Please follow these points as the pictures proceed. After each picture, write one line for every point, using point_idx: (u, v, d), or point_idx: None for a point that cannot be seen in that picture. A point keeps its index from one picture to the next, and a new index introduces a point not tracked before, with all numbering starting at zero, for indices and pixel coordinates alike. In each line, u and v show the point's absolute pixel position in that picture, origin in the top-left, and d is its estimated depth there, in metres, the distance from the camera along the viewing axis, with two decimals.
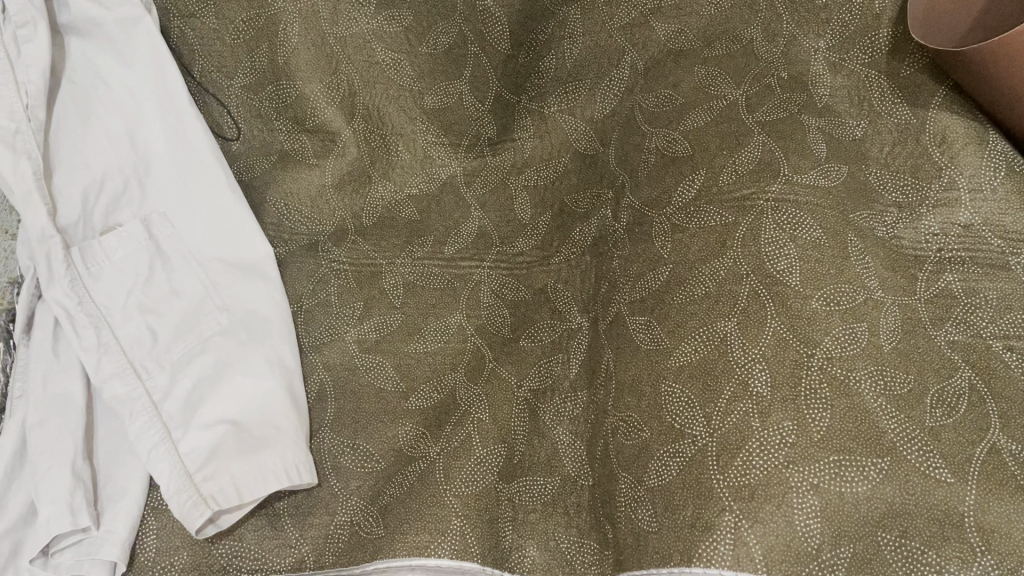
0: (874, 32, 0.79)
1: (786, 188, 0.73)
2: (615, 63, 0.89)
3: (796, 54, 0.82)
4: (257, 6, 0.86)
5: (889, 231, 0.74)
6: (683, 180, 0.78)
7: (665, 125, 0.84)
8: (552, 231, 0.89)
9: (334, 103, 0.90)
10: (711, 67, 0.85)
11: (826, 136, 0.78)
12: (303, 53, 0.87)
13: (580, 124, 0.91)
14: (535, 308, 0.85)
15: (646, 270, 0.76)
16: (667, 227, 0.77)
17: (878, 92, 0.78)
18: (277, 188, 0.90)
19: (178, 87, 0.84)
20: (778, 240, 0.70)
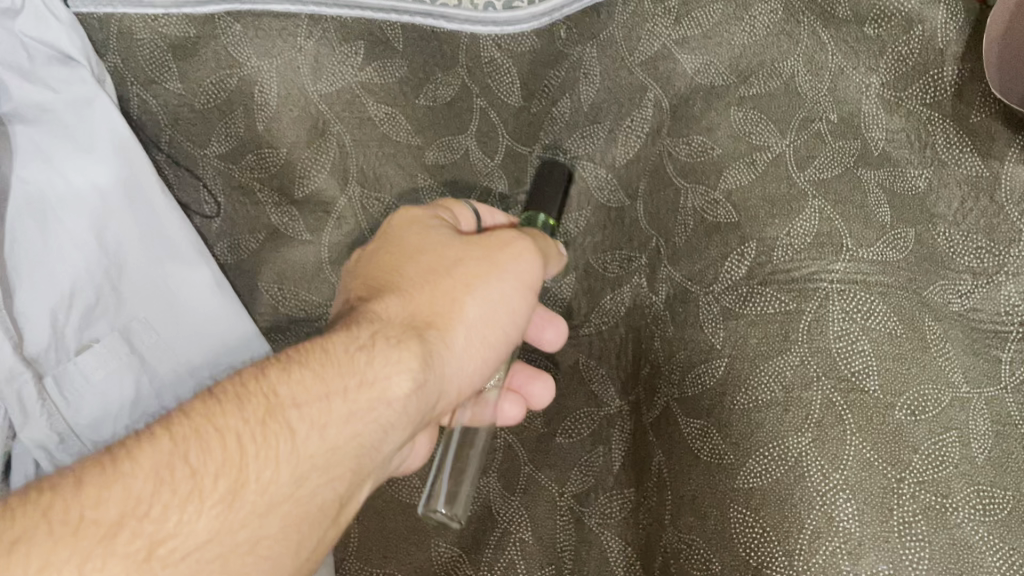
0: (938, 69, 0.69)
1: (852, 266, 0.65)
2: (637, 101, 0.79)
3: (845, 91, 0.72)
4: (227, 66, 0.76)
5: (966, 305, 0.67)
6: (731, 254, 0.70)
7: (699, 180, 0.75)
8: (579, 295, 0.80)
9: (326, 169, 0.79)
10: (749, 109, 0.74)
11: (887, 192, 0.69)
12: (285, 117, 0.78)
13: (600, 171, 0.81)
14: (569, 391, 0.76)
15: (697, 360, 0.68)
16: (717, 311, 0.68)
17: (942, 139, 0.69)
18: (269, 272, 0.81)
19: (142, 171, 0.73)
20: (849, 333, 0.63)
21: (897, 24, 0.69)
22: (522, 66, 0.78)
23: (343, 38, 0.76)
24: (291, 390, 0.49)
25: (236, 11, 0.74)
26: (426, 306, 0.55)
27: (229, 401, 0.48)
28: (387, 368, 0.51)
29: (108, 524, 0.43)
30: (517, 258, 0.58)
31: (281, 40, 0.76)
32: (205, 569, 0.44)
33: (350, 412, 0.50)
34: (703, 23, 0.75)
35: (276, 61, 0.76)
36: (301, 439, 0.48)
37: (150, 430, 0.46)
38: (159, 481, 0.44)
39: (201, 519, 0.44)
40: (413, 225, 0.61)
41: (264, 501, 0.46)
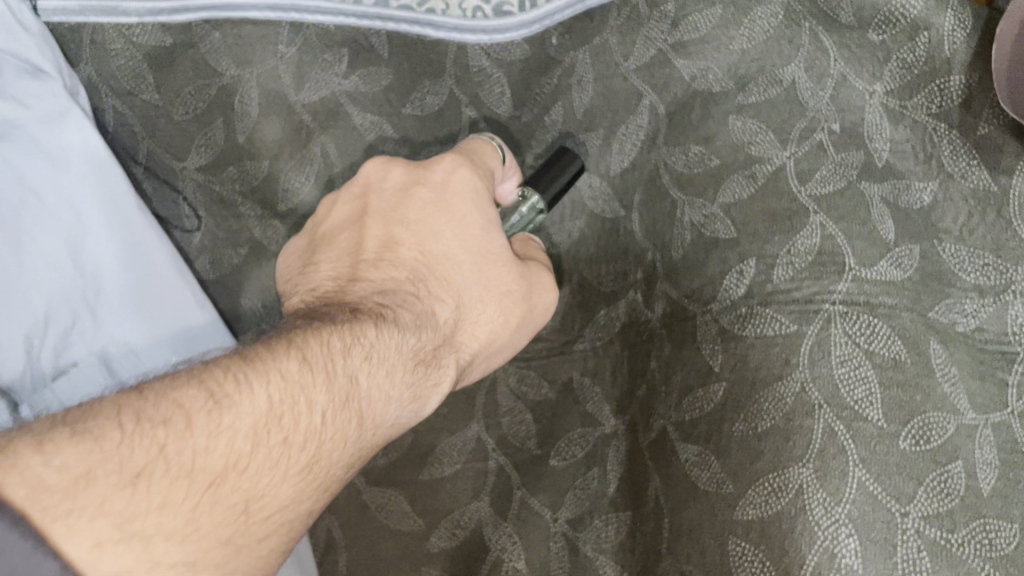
0: (944, 78, 0.67)
1: (854, 286, 0.63)
2: (632, 107, 0.76)
3: (847, 100, 0.69)
4: (204, 75, 0.73)
5: (973, 325, 0.64)
6: (731, 272, 0.67)
7: (697, 192, 0.72)
8: (572, 310, 0.78)
9: (310, 181, 0.76)
10: (749, 118, 0.72)
11: (891, 207, 0.67)
12: (267, 129, 0.75)
13: (594, 180, 0.79)
14: (562, 409, 0.75)
15: (695, 384, 0.66)
16: (714, 332, 0.66)
17: (948, 150, 0.67)
18: (252, 289, 0.78)
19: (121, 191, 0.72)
20: (852, 358, 0.61)
21: (902, 30, 0.68)
22: (512, 74, 0.75)
23: (327, 45, 0.73)
24: (369, 381, 0.53)
25: (214, 19, 0.71)
26: (467, 323, 0.65)
27: (318, 375, 0.50)
28: (431, 384, 0.60)
29: (215, 473, 0.42)
30: (547, 302, 0.70)
31: (262, 47, 0.73)
32: (277, 535, 0.46)
33: (399, 414, 0.56)
34: (701, 28, 0.73)
35: (257, 70, 0.73)
36: (354, 431, 0.52)
37: (245, 383, 0.46)
38: (259, 438, 0.45)
39: (285, 483, 0.46)
40: (476, 198, 0.67)
41: (323, 478, 0.49)
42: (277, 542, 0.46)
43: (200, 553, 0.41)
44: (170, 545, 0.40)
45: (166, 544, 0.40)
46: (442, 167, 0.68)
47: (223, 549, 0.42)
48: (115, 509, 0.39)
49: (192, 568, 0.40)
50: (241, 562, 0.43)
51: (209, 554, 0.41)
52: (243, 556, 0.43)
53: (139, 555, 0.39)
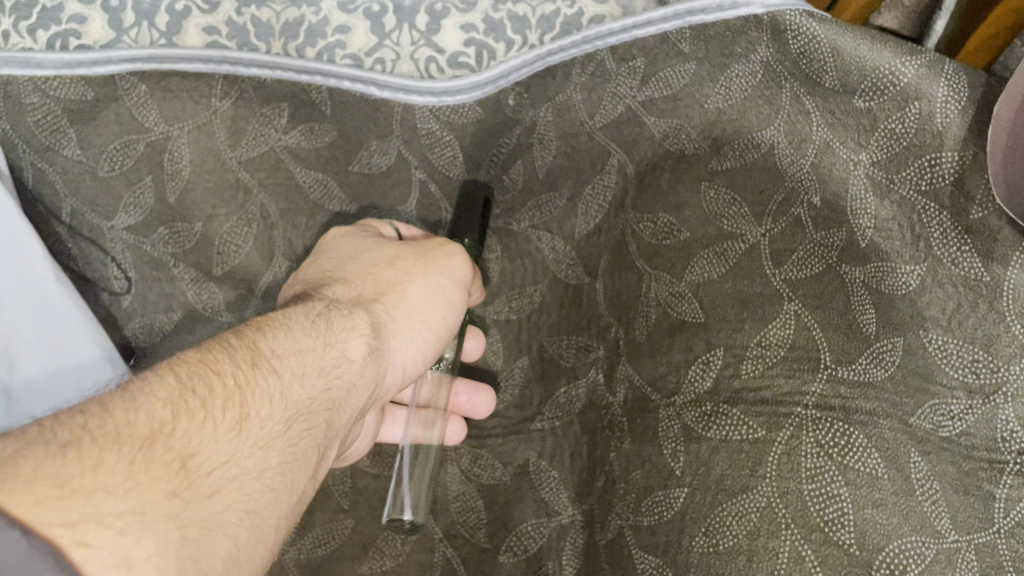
0: (935, 153, 0.59)
1: (828, 388, 0.58)
2: (598, 167, 0.71)
3: (829, 169, 0.63)
4: (131, 131, 0.67)
5: (958, 428, 0.58)
6: (695, 363, 0.62)
7: (663, 266, 0.67)
8: (531, 383, 0.73)
9: (250, 242, 0.71)
10: (722, 186, 0.66)
11: (872, 293, 0.60)
12: (199, 188, 0.69)
13: (558, 242, 0.73)
14: (516, 497, 0.69)
15: (655, 486, 0.60)
16: (677, 430, 0.61)
17: (938, 232, 0.59)
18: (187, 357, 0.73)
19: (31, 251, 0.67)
20: (824, 473, 0.55)
21: (890, 98, 0.60)
22: (465, 140, 0.71)
23: (263, 99, 0.67)
24: (271, 345, 0.48)
25: (139, 71, 0.66)
26: (370, 289, 0.59)
27: (217, 352, 0.46)
28: (346, 333, 0.53)
29: (141, 436, 0.38)
30: (451, 254, 0.64)
31: (192, 102, 0.67)
32: (234, 490, 0.41)
33: (322, 366, 0.50)
34: (672, 84, 0.67)
35: (187, 125, 0.67)
36: (288, 383, 0.47)
37: (154, 369, 0.43)
38: (180, 405, 0.40)
39: (222, 440, 0.41)
40: (356, 236, 0.66)
41: (267, 432, 0.44)
42: (237, 502, 0.40)
43: (145, 504, 0.36)
44: (111, 500, 0.35)
45: (107, 501, 0.35)
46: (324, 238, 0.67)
47: (168, 503, 0.37)
48: (46, 477, 0.34)
49: (140, 519, 0.36)
50: (196, 515, 0.38)
51: (153, 506, 0.36)
52: (196, 510, 0.38)
53: (82, 510, 0.34)
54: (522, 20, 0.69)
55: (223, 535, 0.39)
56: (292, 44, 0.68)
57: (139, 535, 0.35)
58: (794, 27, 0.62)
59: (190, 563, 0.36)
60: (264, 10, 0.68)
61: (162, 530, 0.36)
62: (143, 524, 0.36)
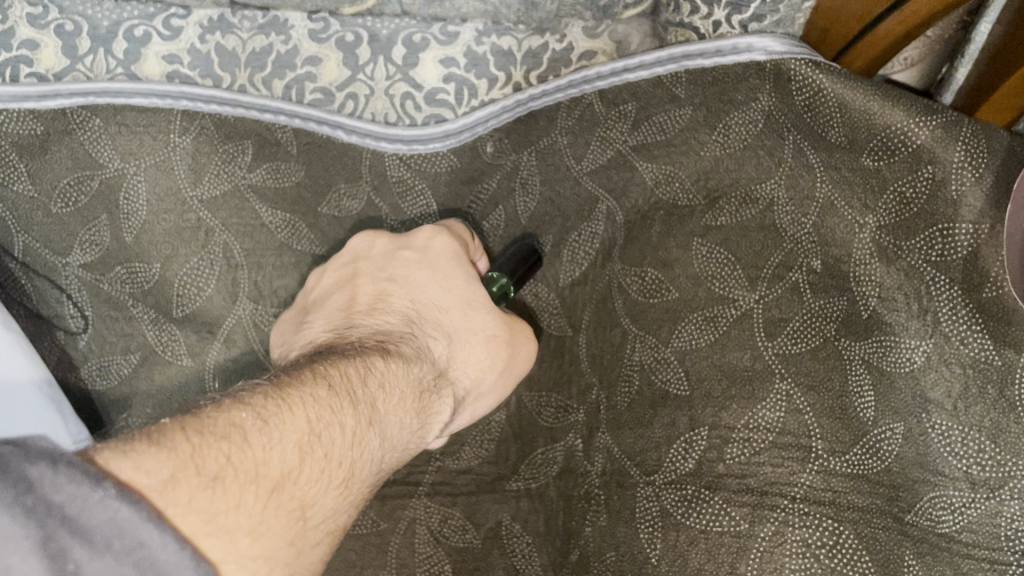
0: (949, 223, 0.53)
1: (819, 479, 0.55)
2: (586, 215, 0.65)
3: (833, 230, 0.57)
4: (86, 167, 0.64)
5: (958, 524, 0.53)
6: (678, 441, 0.59)
7: (649, 328, 0.62)
8: (507, 441, 0.67)
9: (213, 283, 0.66)
10: (715, 245, 0.61)
11: (875, 375, 0.56)
12: (158, 228, 0.65)
13: (542, 291, 0.66)
14: (486, 564, 0.65)
15: (629, 571, 0.59)
16: (655, 511, 0.59)
17: (946, 308, 0.54)
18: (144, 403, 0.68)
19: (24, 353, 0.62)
20: (809, 574, 0.54)
21: (901, 159, 0.55)
22: (439, 189, 0.66)
23: (226, 136, 0.64)
24: (386, 404, 0.48)
25: (94, 105, 0.63)
26: (461, 359, 0.56)
27: (344, 399, 0.45)
28: (434, 399, 0.53)
29: (271, 480, 0.39)
30: (529, 351, 0.60)
31: (151, 138, 0.63)
32: (325, 542, 0.42)
33: (405, 441, 0.50)
34: (667, 129, 0.61)
35: (144, 162, 0.64)
36: (383, 444, 0.47)
37: (285, 396, 0.43)
38: (306, 454, 0.41)
39: (330, 494, 0.43)
40: (460, 260, 0.58)
41: (360, 489, 0.45)
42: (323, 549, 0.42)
43: (271, 550, 0.38)
44: (249, 542, 0.37)
45: (245, 542, 0.37)
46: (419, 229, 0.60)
47: (286, 551, 0.39)
48: (198, 510, 0.35)
49: (266, 564, 0.38)
50: (302, 566, 0.40)
51: (276, 552, 0.38)
52: (302, 558, 0.40)
53: (228, 550, 0.36)
54: (506, 55, 0.63)
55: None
56: (259, 75, 0.64)
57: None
58: (799, 77, 0.57)
59: None
60: (229, 38, 0.63)
61: (279, 575, 0.38)
62: (267, 568, 0.38)
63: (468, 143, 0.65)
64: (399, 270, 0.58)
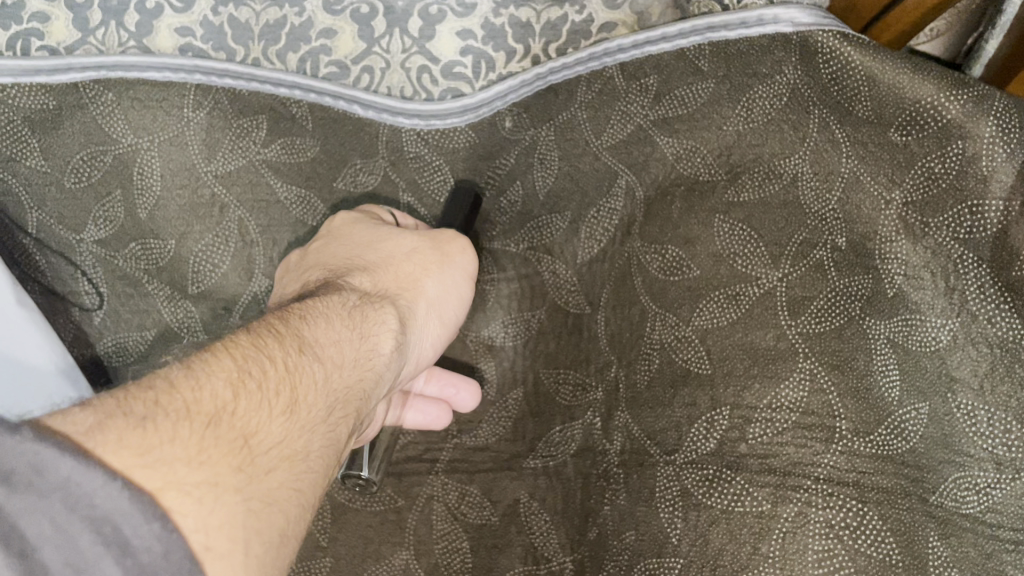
0: (979, 200, 0.51)
1: (843, 460, 0.54)
2: (605, 190, 0.64)
3: (857, 207, 0.56)
4: (99, 142, 0.63)
5: (983, 505, 0.53)
6: (699, 420, 0.58)
7: (669, 306, 0.61)
8: (524, 418, 0.67)
9: (228, 259, 0.66)
10: (737, 221, 0.59)
11: (900, 354, 0.55)
12: (172, 204, 0.64)
13: (560, 267, 0.66)
14: (504, 541, 0.65)
15: (649, 551, 0.58)
16: (675, 492, 0.58)
17: (974, 287, 0.52)
18: None
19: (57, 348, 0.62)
20: (833, 556, 0.53)
21: (931, 135, 0.53)
22: (457, 164, 0.65)
23: (240, 111, 0.63)
24: (316, 333, 0.45)
25: (106, 79, 0.61)
26: (394, 278, 0.56)
27: (269, 337, 0.43)
28: (376, 318, 0.50)
29: (206, 414, 0.36)
30: (463, 249, 0.59)
31: (164, 113, 0.62)
32: (290, 469, 0.38)
33: (356, 358, 0.46)
34: (688, 103, 0.60)
35: (157, 137, 0.63)
36: (331, 370, 0.44)
37: (208, 350, 0.40)
38: (239, 386, 0.38)
39: (278, 421, 0.39)
40: (366, 224, 0.60)
41: (318, 414, 0.41)
42: (292, 479, 0.38)
43: (217, 475, 0.34)
44: (188, 469, 0.33)
45: (184, 470, 0.33)
46: (334, 218, 0.61)
47: (236, 477, 0.35)
48: (128, 446, 0.32)
49: (213, 489, 0.33)
50: (262, 491, 0.36)
51: (224, 478, 0.34)
52: (260, 486, 0.36)
53: (164, 477, 0.32)
54: (525, 27, 0.62)
55: (281, 510, 0.36)
56: (273, 48, 0.62)
57: (215, 506, 0.33)
58: (827, 49, 0.56)
59: (256, 536, 0.34)
60: (242, 9, 0.61)
61: (233, 502, 0.34)
62: (216, 494, 0.33)
63: (486, 118, 0.64)
64: (315, 258, 0.58)
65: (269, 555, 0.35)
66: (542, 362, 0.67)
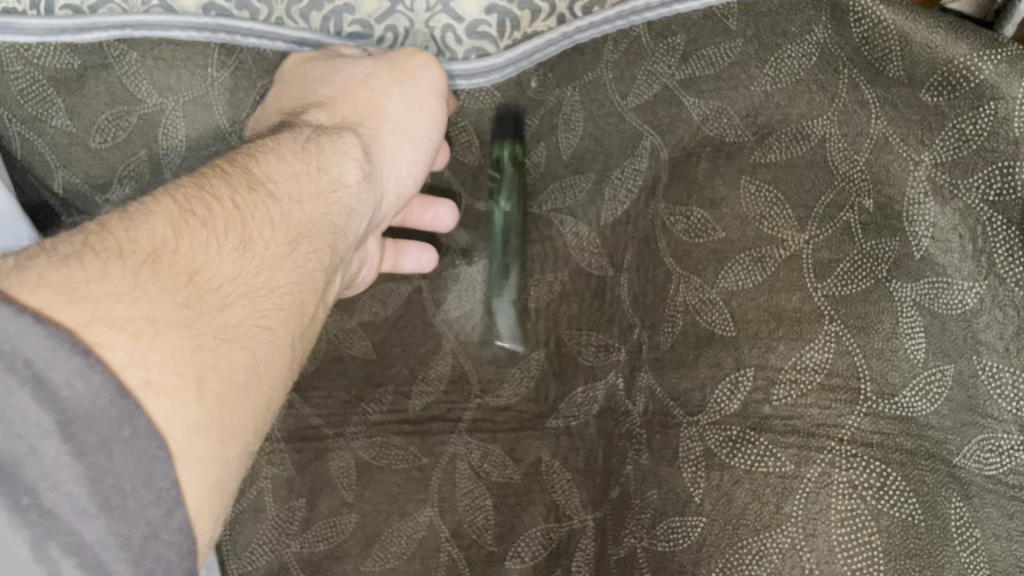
0: (1008, 162, 0.51)
1: (868, 422, 0.54)
2: (630, 150, 0.64)
3: (886, 170, 0.55)
4: (123, 101, 0.63)
5: (1006, 467, 0.52)
6: (724, 381, 0.59)
7: (694, 268, 0.61)
8: (547, 379, 0.69)
9: None
10: (764, 182, 0.59)
11: (927, 317, 0.54)
12: (195, 163, 0.64)
13: (583, 228, 0.68)
14: (527, 499, 0.67)
15: (672, 510, 0.59)
16: (699, 452, 0.59)
17: (1003, 249, 0.51)
18: None
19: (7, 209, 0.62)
20: (855, 517, 0.53)
21: (962, 95, 0.52)
22: (483, 125, 0.67)
23: (264, 70, 0.62)
24: (267, 171, 0.48)
25: (129, 38, 0.60)
26: (351, 112, 0.56)
27: (215, 178, 0.45)
28: (337, 158, 0.52)
29: (143, 252, 0.38)
30: (427, 64, 0.58)
31: (187, 72, 0.62)
32: (245, 304, 0.41)
33: (316, 193, 0.49)
34: (716, 63, 0.59)
35: (183, 97, 0.62)
36: (288, 207, 0.47)
37: (154, 194, 0.43)
38: (178, 224, 0.40)
39: (228, 257, 0.42)
40: (322, 58, 0.59)
41: (271, 252, 0.44)
42: (251, 316, 0.41)
43: (156, 311, 0.37)
44: (121, 305, 0.36)
45: (115, 307, 0.36)
46: (285, 65, 0.60)
47: (181, 313, 0.38)
48: (51, 285, 0.35)
49: (152, 324, 0.36)
50: (211, 327, 0.39)
51: (164, 314, 0.37)
52: (209, 322, 0.39)
53: (93, 313, 0.35)
54: None
55: (240, 346, 0.40)
56: (296, 7, 0.60)
57: (153, 340, 0.36)
58: (858, 8, 0.55)
59: (208, 369, 0.38)
60: None
61: (179, 336, 0.37)
62: (155, 328, 0.36)
63: (513, 77, 0.65)
64: (276, 102, 0.59)
65: (231, 386, 0.39)
66: (563, 324, 0.69)
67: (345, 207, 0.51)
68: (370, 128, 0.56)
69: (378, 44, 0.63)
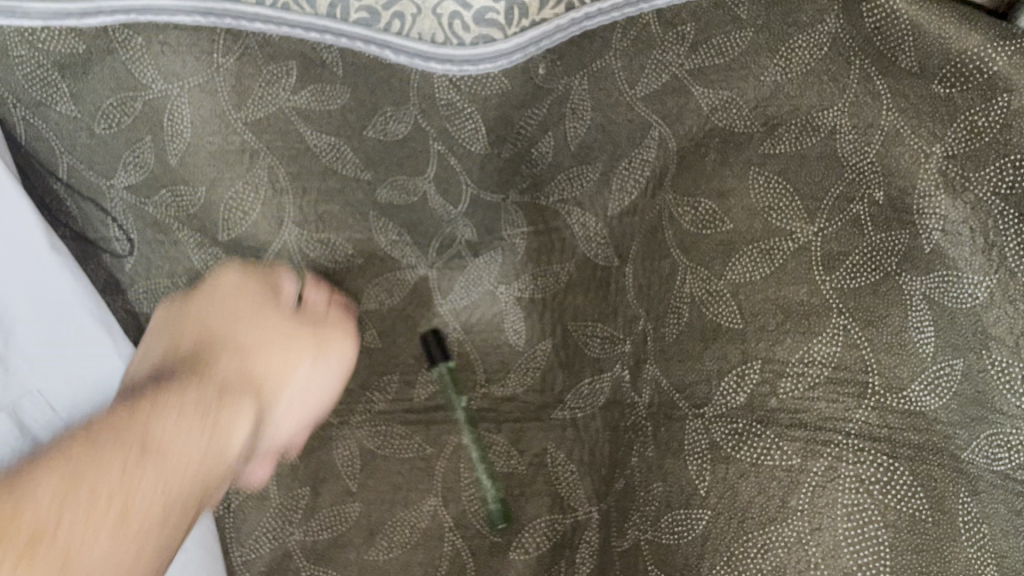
0: (1016, 155, 0.50)
1: (874, 416, 0.54)
2: (637, 141, 0.64)
3: (897, 162, 0.55)
4: (128, 86, 0.60)
5: (1016, 463, 0.52)
6: (730, 374, 0.58)
7: (701, 260, 0.61)
8: (554, 369, 0.70)
9: (259, 206, 0.66)
10: (772, 174, 0.58)
11: (936, 311, 0.54)
12: (202, 151, 0.63)
13: (590, 220, 0.68)
14: (530, 489, 0.68)
15: (676, 503, 0.59)
16: (704, 445, 0.59)
17: (1014, 241, 0.51)
18: None
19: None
20: (862, 511, 0.52)
21: (975, 87, 0.51)
22: (488, 112, 0.64)
23: (270, 57, 0.60)
24: (167, 398, 0.52)
25: (134, 24, 0.57)
26: (244, 343, 0.60)
27: (111, 435, 0.49)
28: (234, 405, 0.55)
29: (30, 534, 0.42)
30: (343, 350, 0.64)
31: (191, 58, 0.59)
32: (134, 537, 0.46)
33: (214, 452, 0.51)
34: (726, 53, 0.58)
35: (188, 84, 0.60)
36: (193, 437, 0.51)
37: (54, 452, 0.47)
38: (69, 479, 0.45)
39: (137, 473, 0.47)
40: (254, 286, 0.64)
41: (176, 461, 0.49)
42: (134, 557, 0.46)
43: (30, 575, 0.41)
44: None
45: None
46: (227, 271, 0.66)
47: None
48: None
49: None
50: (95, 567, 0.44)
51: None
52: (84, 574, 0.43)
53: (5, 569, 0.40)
54: None
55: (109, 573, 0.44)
56: None
57: None
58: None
59: None
60: None
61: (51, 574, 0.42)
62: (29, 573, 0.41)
63: (519, 64, 0.61)
64: (185, 320, 0.63)
65: None
66: (569, 314, 0.70)
67: (240, 460, 0.54)
68: (277, 371, 0.60)
69: (385, 30, 0.59)
